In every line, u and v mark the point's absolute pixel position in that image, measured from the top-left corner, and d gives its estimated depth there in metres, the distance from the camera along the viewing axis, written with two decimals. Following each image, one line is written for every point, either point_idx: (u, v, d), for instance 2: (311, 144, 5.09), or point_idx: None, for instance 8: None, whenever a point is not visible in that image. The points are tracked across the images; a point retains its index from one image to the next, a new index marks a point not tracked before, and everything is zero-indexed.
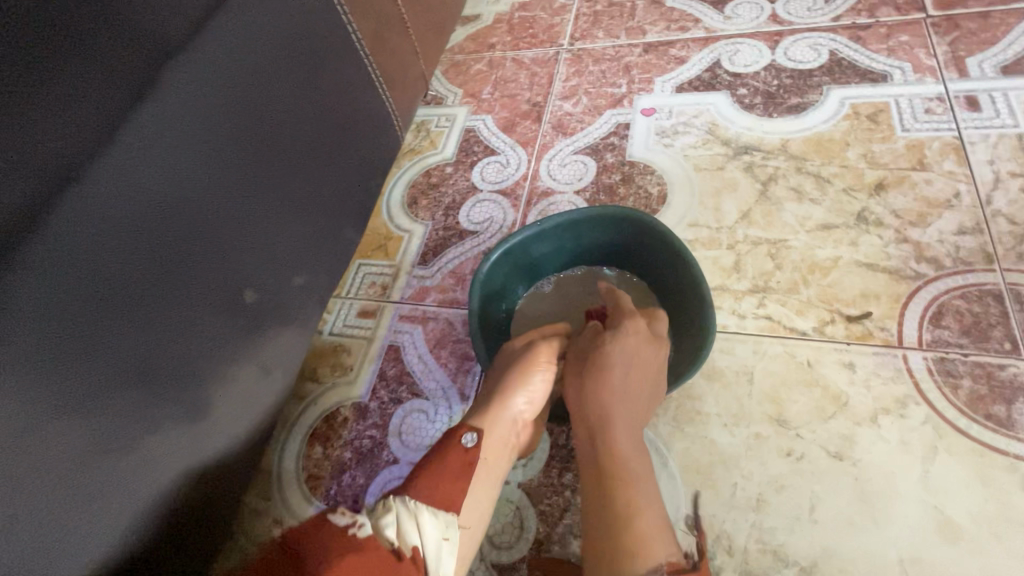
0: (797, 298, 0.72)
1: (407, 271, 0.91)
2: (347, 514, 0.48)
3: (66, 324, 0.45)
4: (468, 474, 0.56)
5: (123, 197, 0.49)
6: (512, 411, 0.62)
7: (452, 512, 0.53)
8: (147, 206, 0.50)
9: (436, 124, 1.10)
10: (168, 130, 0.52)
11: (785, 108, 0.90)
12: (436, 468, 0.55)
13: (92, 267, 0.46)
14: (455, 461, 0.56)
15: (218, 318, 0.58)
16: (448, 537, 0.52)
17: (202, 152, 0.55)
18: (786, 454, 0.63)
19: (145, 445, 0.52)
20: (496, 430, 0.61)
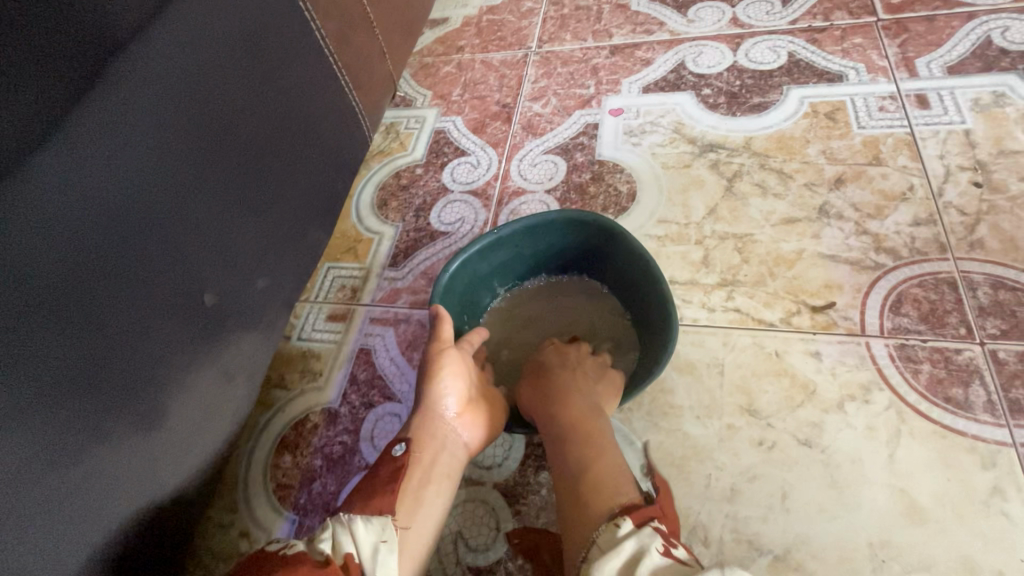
0: (764, 291, 0.73)
1: (377, 273, 0.90)
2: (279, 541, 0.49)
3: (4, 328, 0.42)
4: (399, 480, 0.56)
5: (67, 195, 0.46)
6: (435, 413, 0.62)
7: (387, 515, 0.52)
8: (92, 204, 0.48)
9: (405, 125, 1.09)
10: (116, 125, 0.50)
11: (748, 107, 0.92)
12: (365, 485, 0.56)
13: (32, 267, 0.44)
14: (386, 472, 0.57)
15: (174, 321, 0.55)
16: (386, 539, 0.50)
17: (153, 148, 0.53)
18: (757, 443, 0.63)
19: (96, 457, 0.49)
20: (424, 433, 0.61)
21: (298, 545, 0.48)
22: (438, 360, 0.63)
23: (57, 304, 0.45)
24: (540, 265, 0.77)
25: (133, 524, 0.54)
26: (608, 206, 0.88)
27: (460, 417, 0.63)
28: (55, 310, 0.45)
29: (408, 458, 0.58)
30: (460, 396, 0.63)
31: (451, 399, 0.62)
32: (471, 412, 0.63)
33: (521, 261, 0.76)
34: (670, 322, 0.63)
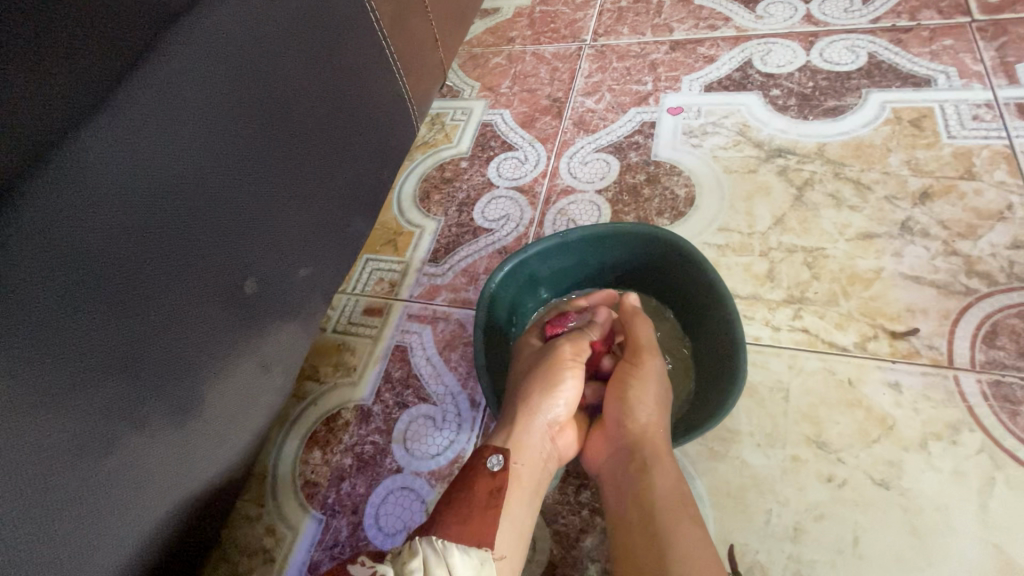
0: (836, 311, 0.67)
1: (417, 268, 0.87)
2: (366, 565, 0.45)
3: (56, 307, 0.41)
4: (498, 500, 0.53)
5: (121, 171, 0.45)
6: (539, 420, 0.59)
7: (485, 548, 0.50)
8: (140, 182, 0.46)
9: (451, 117, 1.06)
10: (170, 100, 0.48)
11: (821, 111, 0.86)
12: (462, 505, 0.52)
13: (84, 244, 0.42)
14: (482, 489, 0.54)
15: (216, 308, 0.53)
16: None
17: (205, 127, 0.51)
18: (826, 479, 0.57)
19: (129, 446, 0.47)
20: (526, 443, 0.57)
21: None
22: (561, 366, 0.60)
23: (99, 285, 0.43)
24: (598, 275, 0.74)
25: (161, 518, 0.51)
26: (663, 209, 0.83)
27: (562, 431, 0.60)
28: (97, 291, 0.43)
29: (508, 473, 0.55)
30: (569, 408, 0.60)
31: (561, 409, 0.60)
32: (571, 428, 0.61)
33: (584, 270, 0.73)
34: (736, 368, 0.57)
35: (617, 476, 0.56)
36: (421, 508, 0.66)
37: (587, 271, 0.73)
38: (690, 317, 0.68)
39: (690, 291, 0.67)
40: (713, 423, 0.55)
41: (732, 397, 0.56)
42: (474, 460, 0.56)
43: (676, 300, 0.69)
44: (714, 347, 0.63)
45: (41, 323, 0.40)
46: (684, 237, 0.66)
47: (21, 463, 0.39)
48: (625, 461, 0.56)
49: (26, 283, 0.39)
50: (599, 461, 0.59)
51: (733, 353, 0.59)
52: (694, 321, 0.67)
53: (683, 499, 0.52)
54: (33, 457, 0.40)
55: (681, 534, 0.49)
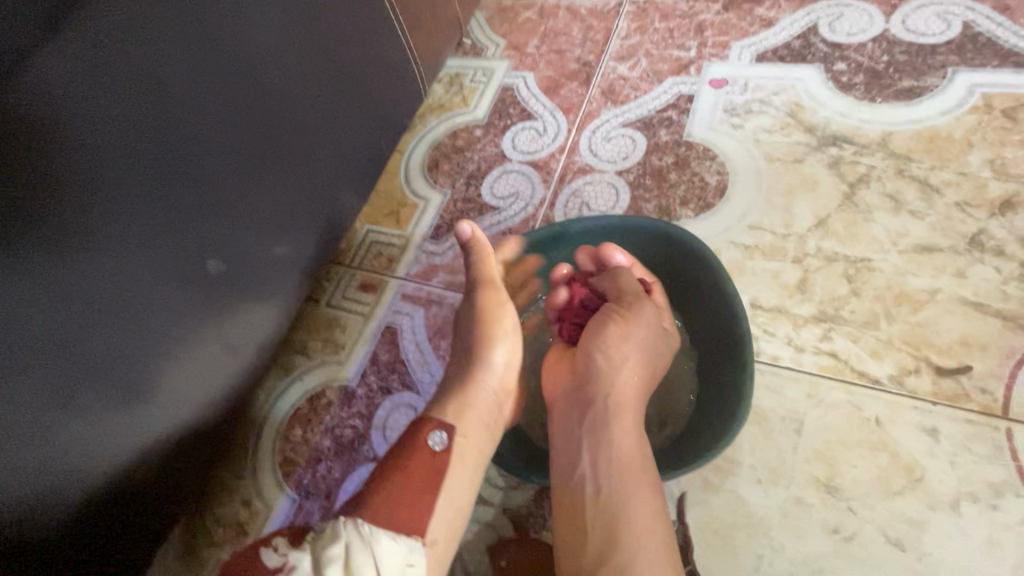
0: (873, 335, 0.58)
1: (416, 244, 0.82)
2: (279, 552, 0.40)
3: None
4: (433, 479, 0.50)
5: (57, 142, 0.39)
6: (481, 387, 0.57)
7: (416, 535, 0.47)
8: (81, 153, 0.41)
9: (471, 78, 0.97)
10: (116, 57, 0.41)
11: (893, 92, 0.73)
12: (397, 489, 0.48)
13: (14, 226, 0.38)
14: (420, 468, 0.51)
15: (169, 290, 0.50)
16: (412, 564, 0.45)
17: (160, 91, 0.45)
18: (831, 530, 0.51)
19: (69, 433, 0.45)
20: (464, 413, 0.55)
21: (304, 566, 0.40)
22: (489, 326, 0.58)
23: (27, 267, 0.39)
24: None
25: (112, 499, 0.51)
26: (689, 199, 0.73)
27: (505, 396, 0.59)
28: (27, 275, 0.39)
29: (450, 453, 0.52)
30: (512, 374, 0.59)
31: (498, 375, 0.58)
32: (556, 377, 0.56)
33: None
34: (738, 398, 0.50)
35: (571, 423, 0.52)
36: None
37: None
38: (699, 331, 0.60)
39: (703, 304, 0.59)
40: (705, 460, 0.49)
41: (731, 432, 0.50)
42: (415, 437, 0.53)
43: (690, 312, 0.61)
44: (720, 372, 0.55)
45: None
46: (703, 241, 0.58)
47: None
48: (583, 411, 0.52)
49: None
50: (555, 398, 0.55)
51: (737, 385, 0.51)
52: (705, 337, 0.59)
53: (646, 465, 0.48)
54: None
55: (643, 508, 0.46)
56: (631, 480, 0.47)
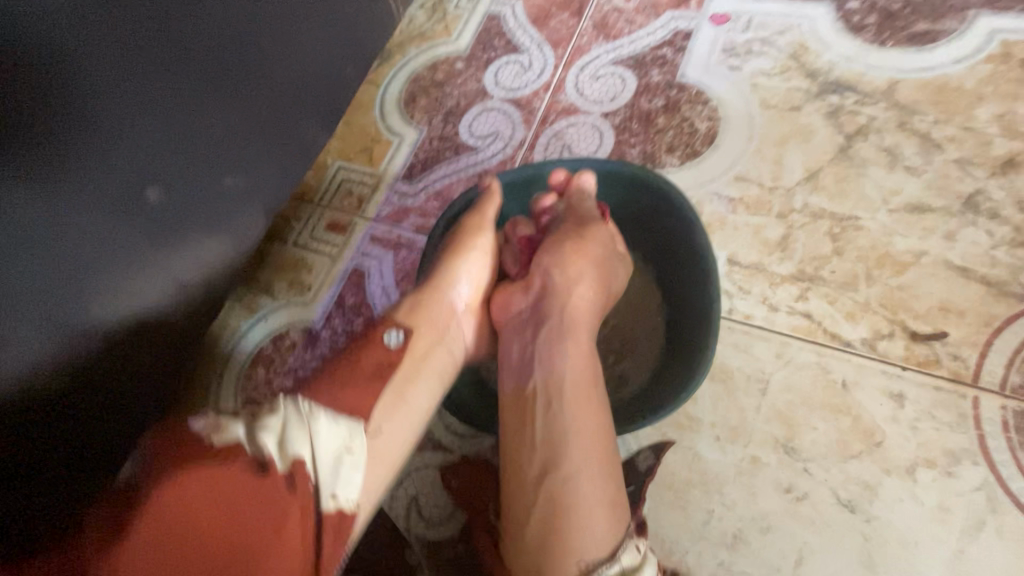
0: (851, 297, 0.56)
1: (388, 184, 0.78)
2: (208, 417, 0.39)
3: None
4: (385, 376, 0.47)
5: None
6: (446, 295, 0.54)
7: (358, 419, 0.44)
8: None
9: (455, 4, 0.90)
10: None
11: (906, 36, 0.67)
12: (343, 371, 0.46)
13: None
14: (371, 362, 0.47)
15: (103, 219, 0.47)
16: (351, 448, 0.42)
17: None
18: (784, 489, 0.50)
19: (5, 366, 0.43)
20: (427, 316, 0.52)
21: (237, 431, 0.38)
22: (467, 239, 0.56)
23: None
24: None
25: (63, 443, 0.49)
26: (676, 146, 0.69)
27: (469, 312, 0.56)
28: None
29: (406, 351, 0.49)
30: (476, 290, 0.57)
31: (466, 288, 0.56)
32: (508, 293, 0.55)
33: None
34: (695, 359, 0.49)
35: (524, 335, 0.51)
36: None
37: None
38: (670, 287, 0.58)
39: (674, 254, 0.56)
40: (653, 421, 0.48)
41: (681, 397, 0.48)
42: (370, 333, 0.50)
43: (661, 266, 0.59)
44: (685, 323, 0.54)
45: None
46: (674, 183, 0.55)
47: None
48: (535, 324, 0.51)
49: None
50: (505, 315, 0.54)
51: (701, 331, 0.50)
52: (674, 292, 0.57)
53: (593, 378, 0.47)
54: None
55: (586, 411, 0.45)
56: (582, 389, 0.46)
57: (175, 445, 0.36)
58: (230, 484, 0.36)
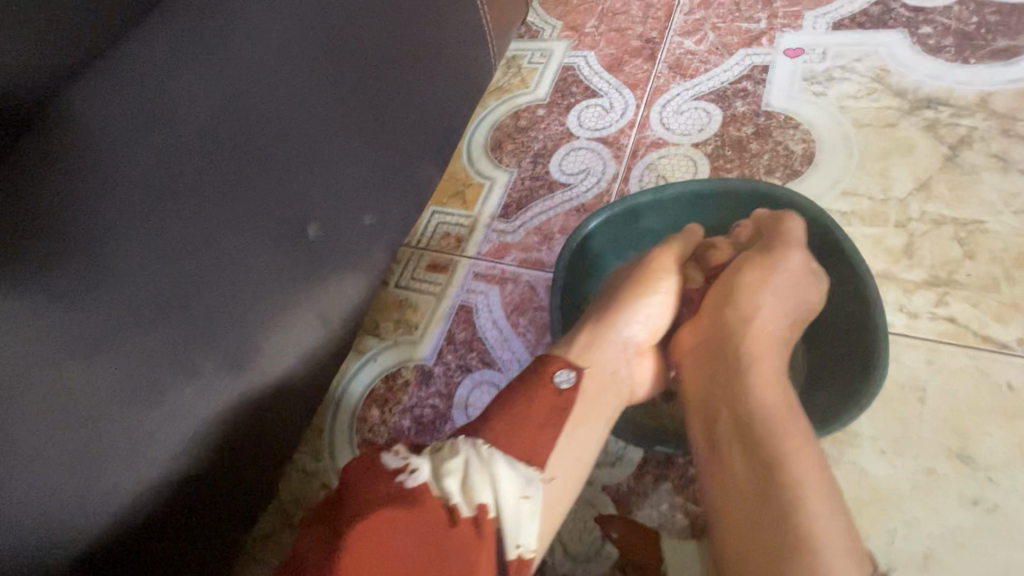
0: (994, 299, 0.55)
1: (485, 224, 0.80)
2: (400, 456, 0.41)
3: (115, 255, 0.38)
4: (558, 418, 0.46)
5: (170, 105, 0.40)
6: (620, 332, 0.53)
7: (535, 466, 0.43)
8: (191, 110, 0.41)
9: (529, 60, 0.96)
10: (219, 23, 0.42)
11: (989, 52, 0.70)
12: (518, 408, 0.45)
13: (140, 184, 0.39)
14: (545, 403, 0.46)
15: (275, 254, 0.48)
16: (528, 496, 0.42)
17: (260, 53, 0.45)
18: (970, 502, 0.47)
19: (184, 393, 0.43)
20: (598, 354, 0.51)
21: (423, 470, 0.40)
22: (650, 276, 0.55)
23: (145, 218, 0.39)
24: None
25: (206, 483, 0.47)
26: (774, 167, 0.71)
27: (642, 353, 0.54)
28: (143, 226, 0.39)
29: (577, 391, 0.48)
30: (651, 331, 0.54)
31: (641, 326, 0.54)
32: (689, 332, 0.52)
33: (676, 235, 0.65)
34: (874, 349, 0.48)
35: (708, 372, 0.48)
36: None
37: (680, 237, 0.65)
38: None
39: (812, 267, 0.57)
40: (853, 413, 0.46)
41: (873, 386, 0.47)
42: (543, 368, 0.49)
43: None
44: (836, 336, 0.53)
45: (78, 256, 0.36)
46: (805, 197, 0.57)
47: (59, 410, 0.36)
48: (717, 360, 0.48)
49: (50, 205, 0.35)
50: (685, 354, 0.51)
51: (864, 341, 0.50)
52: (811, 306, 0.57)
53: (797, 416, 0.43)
54: (72, 406, 0.37)
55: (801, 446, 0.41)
56: (786, 427, 0.42)
57: (373, 486, 0.39)
58: (421, 529, 0.37)
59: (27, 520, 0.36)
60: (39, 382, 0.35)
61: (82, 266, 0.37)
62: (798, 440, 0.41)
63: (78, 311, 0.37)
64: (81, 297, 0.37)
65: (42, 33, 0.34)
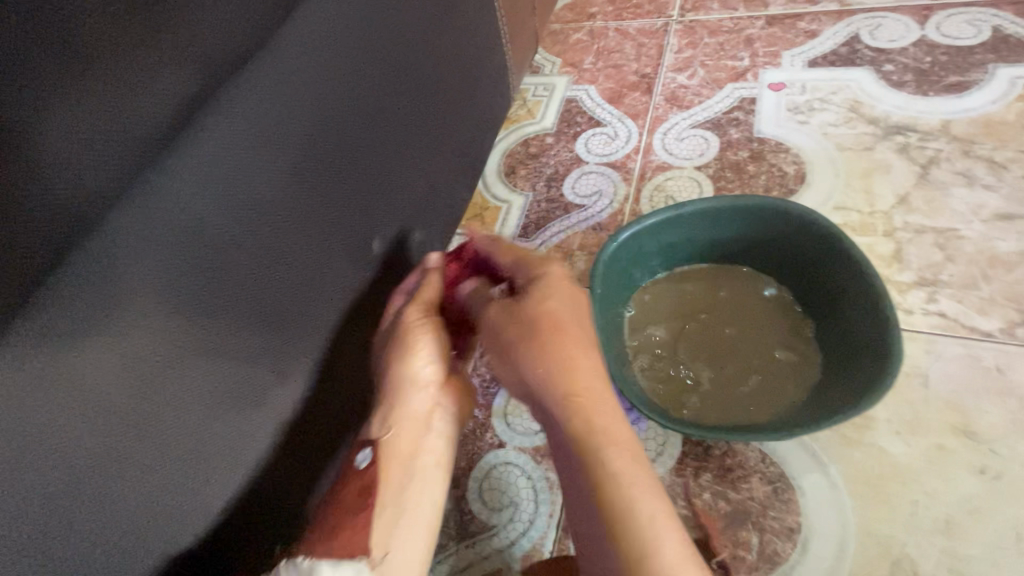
0: (975, 295, 0.63)
1: (506, 243, 0.84)
2: None
3: (225, 261, 0.39)
4: (370, 498, 0.44)
5: (281, 119, 0.42)
6: (411, 385, 0.47)
7: (359, 559, 0.41)
8: (298, 128, 0.43)
9: (533, 93, 1.02)
10: (322, 47, 0.45)
11: (943, 86, 0.81)
12: (342, 512, 0.43)
13: (251, 195, 0.40)
14: (352, 490, 0.45)
15: (348, 265, 0.51)
16: None
17: (349, 76, 0.48)
18: (979, 471, 0.53)
19: (278, 398, 0.44)
20: (404, 412, 0.47)
21: None
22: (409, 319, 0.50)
23: (261, 228, 0.41)
24: (709, 254, 0.69)
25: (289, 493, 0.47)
26: (771, 186, 0.78)
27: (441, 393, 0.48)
28: (259, 236, 0.41)
29: (377, 465, 0.45)
30: (440, 363, 0.49)
31: (421, 375, 0.48)
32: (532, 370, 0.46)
33: (695, 248, 0.69)
34: (889, 339, 0.52)
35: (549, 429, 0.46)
36: (526, 485, 0.62)
37: (699, 249, 0.69)
38: (813, 294, 0.63)
39: (822, 273, 0.61)
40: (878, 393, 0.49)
41: (892, 371, 0.50)
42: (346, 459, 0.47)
43: (805, 286, 0.64)
44: (847, 338, 0.58)
45: (210, 265, 0.38)
46: (815, 212, 0.61)
47: (179, 412, 0.37)
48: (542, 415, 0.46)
49: (191, 217, 0.36)
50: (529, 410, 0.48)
51: (877, 337, 0.53)
52: (824, 309, 0.62)
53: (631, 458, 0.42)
54: (195, 405, 0.37)
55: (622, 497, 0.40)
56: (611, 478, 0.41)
57: None
58: None
59: (151, 519, 0.36)
60: (173, 381, 0.36)
61: (197, 273, 0.37)
62: (625, 490, 0.41)
63: (196, 315, 0.37)
64: (197, 302, 0.37)
65: (187, 55, 0.36)
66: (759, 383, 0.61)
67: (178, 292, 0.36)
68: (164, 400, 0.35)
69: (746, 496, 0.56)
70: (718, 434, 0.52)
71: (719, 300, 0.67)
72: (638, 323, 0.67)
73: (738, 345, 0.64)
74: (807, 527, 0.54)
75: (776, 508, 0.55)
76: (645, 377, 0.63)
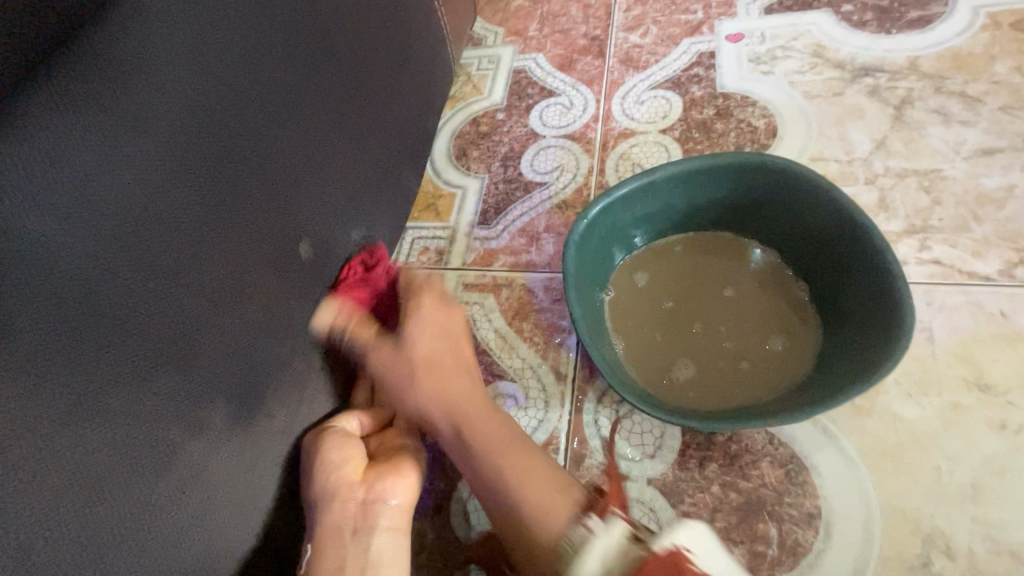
0: (969, 237, 0.59)
1: (466, 232, 0.75)
2: None
3: (85, 294, 0.29)
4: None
5: (147, 102, 0.33)
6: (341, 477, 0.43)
7: None
8: (175, 111, 0.34)
9: (478, 66, 0.93)
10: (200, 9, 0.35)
11: (906, 23, 0.77)
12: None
13: (116, 203, 0.31)
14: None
15: (270, 277, 0.42)
16: None
17: (246, 47, 0.39)
18: (999, 427, 0.50)
19: (194, 452, 0.35)
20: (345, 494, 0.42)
21: None
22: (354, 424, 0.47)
23: (140, 245, 0.32)
24: (686, 223, 0.63)
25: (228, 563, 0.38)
26: (743, 144, 0.73)
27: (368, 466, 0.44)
28: (135, 254, 0.32)
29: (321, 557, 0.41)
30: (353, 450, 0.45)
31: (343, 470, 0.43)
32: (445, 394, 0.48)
33: (670, 217, 0.63)
34: (898, 296, 0.47)
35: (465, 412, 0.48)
36: None
37: (675, 219, 0.63)
38: (807, 259, 0.58)
39: (813, 231, 0.56)
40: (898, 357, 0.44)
41: (903, 336, 0.45)
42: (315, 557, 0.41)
43: (796, 248, 0.59)
44: (852, 298, 0.53)
45: (64, 298, 0.29)
46: (802, 164, 0.56)
47: (44, 498, 0.27)
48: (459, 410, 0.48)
49: (20, 237, 0.27)
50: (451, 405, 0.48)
51: (883, 295, 0.49)
52: (817, 271, 0.57)
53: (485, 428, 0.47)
54: (66, 489, 0.28)
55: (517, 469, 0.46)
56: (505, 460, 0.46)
57: None
58: None
59: None
60: (24, 463, 0.27)
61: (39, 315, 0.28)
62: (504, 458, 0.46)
63: (46, 366, 0.28)
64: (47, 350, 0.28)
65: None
66: (752, 368, 0.55)
67: (15, 340, 0.27)
68: (13, 491, 0.26)
69: (757, 484, 0.51)
70: (716, 424, 0.46)
71: (723, 295, 0.60)
72: (620, 308, 0.60)
73: (719, 335, 0.58)
74: (827, 510, 0.49)
75: (791, 494, 0.50)
76: (632, 365, 0.57)
